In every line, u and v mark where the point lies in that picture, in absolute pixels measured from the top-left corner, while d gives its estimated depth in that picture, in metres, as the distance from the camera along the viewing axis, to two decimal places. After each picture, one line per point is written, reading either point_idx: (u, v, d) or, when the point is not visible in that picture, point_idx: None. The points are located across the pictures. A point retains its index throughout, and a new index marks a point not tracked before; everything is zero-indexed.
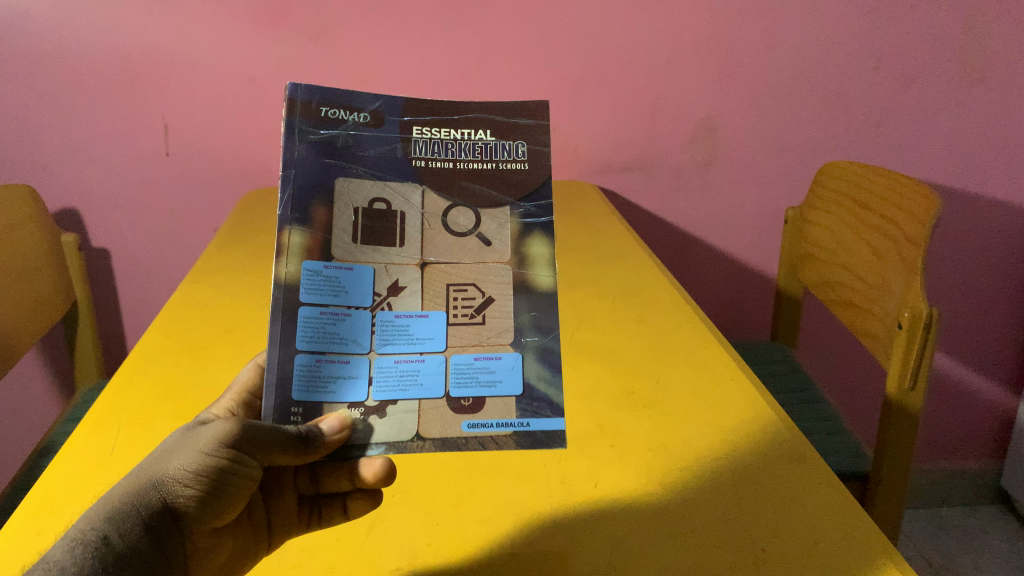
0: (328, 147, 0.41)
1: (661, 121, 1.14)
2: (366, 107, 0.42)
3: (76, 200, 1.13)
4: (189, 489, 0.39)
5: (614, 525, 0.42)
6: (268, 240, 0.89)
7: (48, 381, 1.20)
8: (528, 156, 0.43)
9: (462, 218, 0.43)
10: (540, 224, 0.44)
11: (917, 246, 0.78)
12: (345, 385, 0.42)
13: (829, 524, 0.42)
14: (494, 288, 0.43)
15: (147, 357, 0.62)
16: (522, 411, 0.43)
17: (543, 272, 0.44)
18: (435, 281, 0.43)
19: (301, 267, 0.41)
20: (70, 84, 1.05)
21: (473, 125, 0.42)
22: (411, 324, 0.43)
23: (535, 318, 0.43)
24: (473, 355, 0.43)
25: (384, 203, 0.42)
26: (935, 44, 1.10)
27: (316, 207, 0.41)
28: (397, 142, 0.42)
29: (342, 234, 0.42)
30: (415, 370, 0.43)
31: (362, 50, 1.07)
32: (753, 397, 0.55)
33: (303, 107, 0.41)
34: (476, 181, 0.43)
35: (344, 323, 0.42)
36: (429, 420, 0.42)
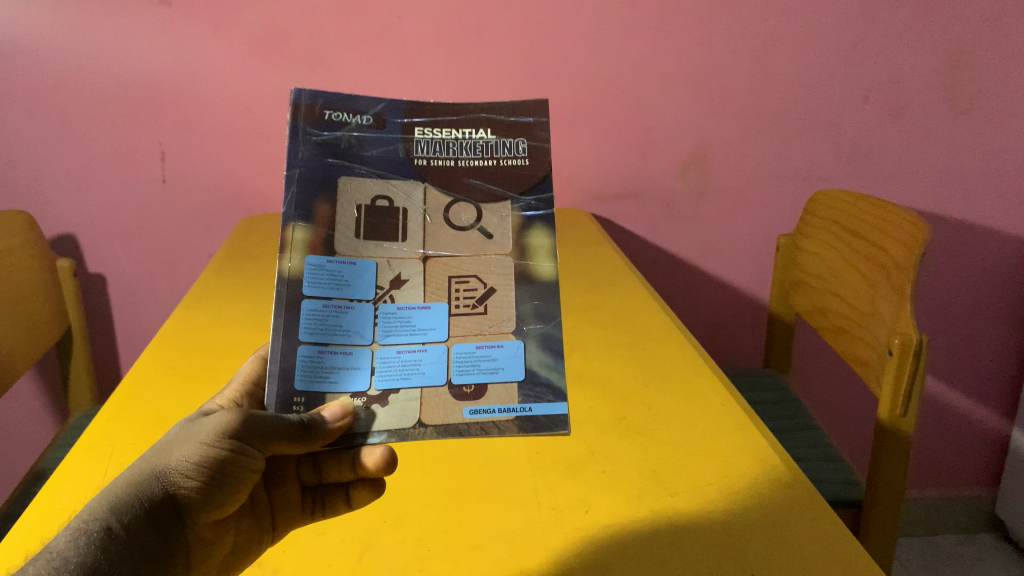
0: (332, 149, 0.43)
1: (653, 150, 1.16)
2: (368, 109, 0.44)
3: (72, 227, 1.13)
4: (190, 479, 0.39)
5: (606, 552, 0.43)
6: (264, 266, 0.90)
7: (40, 408, 1.19)
8: (528, 152, 0.45)
9: (463, 213, 0.45)
10: (540, 216, 0.45)
11: (906, 272, 0.79)
12: (348, 376, 0.43)
13: (819, 551, 0.42)
14: (496, 278, 0.45)
15: (141, 382, 0.62)
16: (523, 395, 0.44)
17: (544, 262, 0.45)
18: (436, 273, 0.44)
19: (304, 262, 0.43)
20: (69, 111, 1.06)
21: (474, 125, 0.44)
22: (412, 316, 0.45)
23: (537, 306, 0.45)
24: (475, 343, 0.45)
25: (386, 200, 0.44)
26: (922, 76, 1.12)
27: (320, 204, 0.43)
28: (399, 141, 0.44)
29: (345, 230, 0.44)
30: (417, 359, 0.44)
31: (359, 81, 1.08)
32: (745, 424, 0.55)
33: (307, 110, 0.43)
34: (478, 177, 0.45)
35: (347, 316, 0.44)
36: (431, 407, 0.43)
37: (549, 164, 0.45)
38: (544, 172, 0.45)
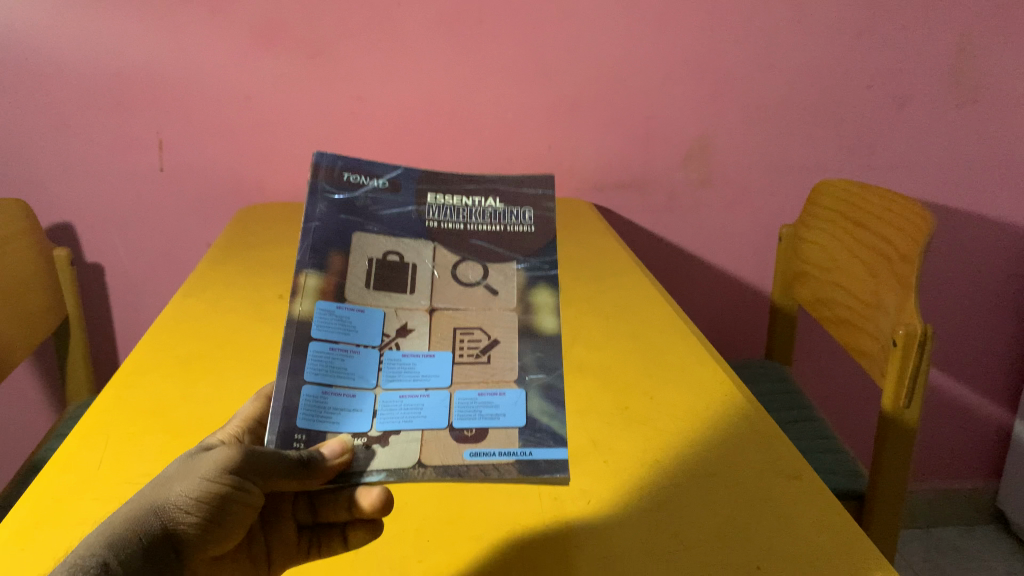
0: (348, 207, 0.44)
1: (655, 140, 1.15)
2: (385, 175, 0.45)
3: (69, 215, 1.12)
4: (190, 515, 0.38)
5: (606, 540, 0.42)
6: (263, 256, 0.89)
7: (38, 398, 1.19)
8: (535, 221, 0.47)
9: (471, 271, 0.45)
10: (545, 277, 0.45)
11: (910, 263, 0.79)
12: (350, 418, 0.41)
13: (823, 542, 0.42)
14: (500, 331, 0.44)
15: (138, 372, 0.61)
16: (524, 440, 0.42)
17: (547, 318, 0.45)
18: (443, 324, 0.44)
19: (314, 306, 0.42)
20: (65, 99, 1.05)
21: (484, 195, 0.46)
22: (416, 362, 0.43)
23: (540, 357, 0.44)
24: (478, 390, 0.43)
25: (397, 256, 0.44)
26: (926, 67, 1.11)
27: (334, 256, 0.43)
28: (412, 206, 0.45)
29: (355, 280, 0.43)
30: (419, 404, 0.43)
31: (360, 68, 1.07)
32: (747, 413, 0.54)
33: (327, 172, 0.44)
34: (486, 241, 0.46)
35: (352, 360, 0.42)
36: (431, 450, 0.41)
37: (554, 232, 0.46)
38: (550, 238, 0.46)
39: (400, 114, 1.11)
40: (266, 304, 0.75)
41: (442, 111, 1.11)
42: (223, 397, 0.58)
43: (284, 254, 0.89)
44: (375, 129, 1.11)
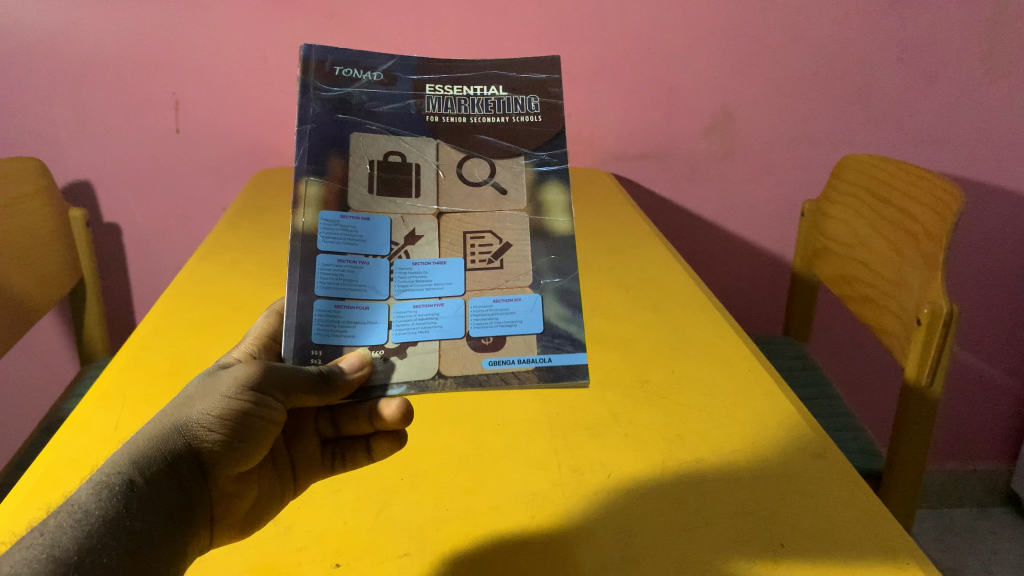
0: (343, 104, 0.42)
1: (678, 110, 1.13)
2: (379, 66, 0.43)
3: (85, 176, 1.12)
4: (212, 432, 0.37)
5: (625, 514, 0.41)
6: (279, 219, 0.88)
7: (54, 359, 1.19)
8: (540, 109, 0.44)
9: (477, 169, 0.44)
10: (554, 171, 0.44)
11: (937, 240, 0.77)
12: (365, 330, 0.42)
13: (848, 521, 0.41)
14: (511, 234, 0.43)
15: (154, 333, 0.61)
16: (543, 346, 0.42)
17: (559, 218, 0.43)
18: (451, 230, 0.43)
19: (318, 216, 0.42)
20: (82, 58, 1.03)
21: (485, 81, 0.43)
22: (428, 271, 0.43)
23: (554, 261, 0.43)
24: (494, 297, 0.43)
25: (399, 156, 0.43)
26: (960, 38, 1.08)
27: (332, 160, 0.42)
28: (411, 98, 0.43)
29: (358, 186, 0.42)
30: (434, 313, 0.42)
31: (379, 32, 1.06)
32: (772, 390, 0.53)
33: (318, 67, 0.42)
34: (489, 134, 0.44)
35: (362, 271, 0.42)
36: (450, 359, 0.42)
37: (560, 120, 0.44)
38: (556, 128, 0.44)
39: None
40: (283, 267, 0.75)
41: None
42: None
43: None
44: None
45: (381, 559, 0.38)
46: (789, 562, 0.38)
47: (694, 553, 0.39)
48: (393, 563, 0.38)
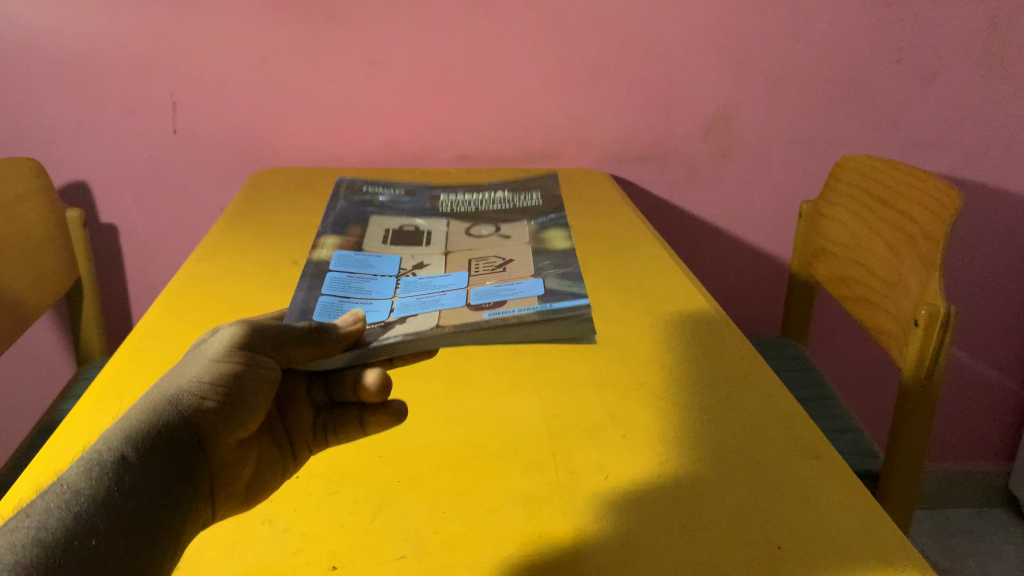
0: (367, 203, 0.62)
1: (676, 111, 1.13)
2: (398, 188, 0.65)
3: (82, 177, 1.11)
4: (206, 396, 0.36)
5: (622, 516, 0.41)
6: (277, 219, 0.88)
7: (51, 360, 1.19)
8: (539, 199, 0.63)
9: (481, 228, 0.58)
10: (542, 222, 0.58)
11: (935, 241, 0.78)
12: (370, 313, 0.46)
13: (846, 523, 0.41)
14: (507, 255, 0.52)
15: (152, 333, 0.61)
16: (544, 299, 0.44)
17: (550, 244, 0.54)
18: (456, 258, 0.53)
19: (336, 254, 0.54)
20: (78, 59, 1.03)
21: (486, 190, 0.66)
22: (432, 280, 0.50)
23: (545, 264, 0.50)
24: (496, 283, 0.48)
25: (410, 225, 0.58)
26: (958, 39, 1.08)
27: (353, 228, 0.57)
28: (427, 200, 0.64)
29: (373, 239, 0.56)
30: (438, 296, 0.47)
31: (377, 32, 1.05)
32: (770, 392, 0.53)
33: (348, 189, 0.65)
34: (489, 212, 0.61)
35: (371, 283, 0.50)
36: (450, 317, 0.43)
37: (557, 201, 0.62)
38: (551, 204, 0.62)
39: (416, 79, 1.09)
40: (280, 269, 0.74)
41: (459, 77, 1.09)
42: None
43: (298, 220, 0.88)
44: (391, 94, 1.10)
45: (378, 561, 0.38)
46: (786, 565, 0.38)
47: (690, 554, 0.39)
48: (391, 566, 0.38)
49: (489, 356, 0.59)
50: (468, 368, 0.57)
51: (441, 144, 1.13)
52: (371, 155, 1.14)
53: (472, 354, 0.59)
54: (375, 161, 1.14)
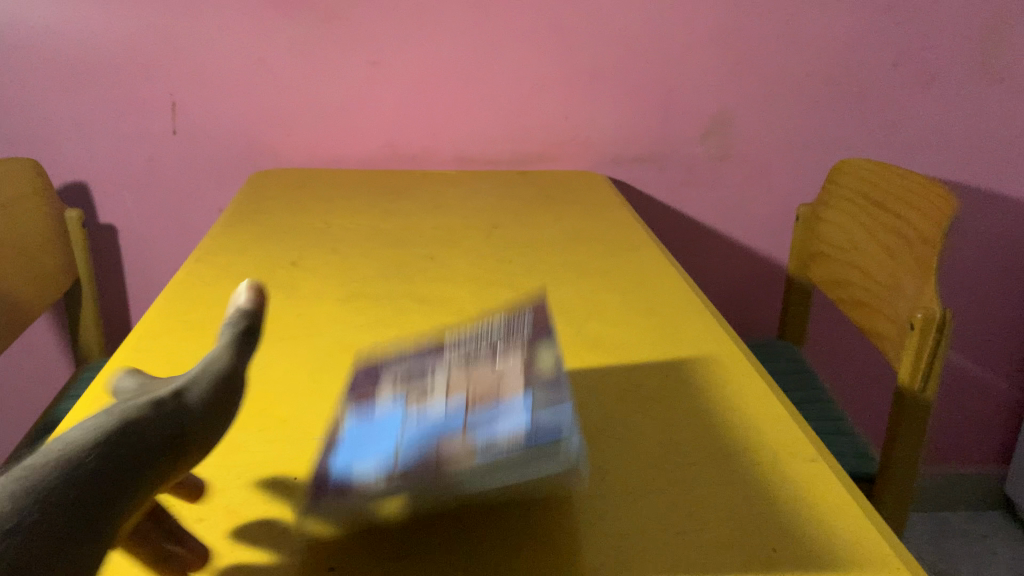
0: (377, 366, 0.55)
1: (675, 114, 1.13)
2: (409, 347, 0.58)
3: (79, 177, 1.11)
4: (207, 385, 0.35)
5: (619, 517, 0.42)
6: (274, 222, 0.88)
7: (47, 362, 1.18)
8: (531, 319, 0.55)
9: (477, 362, 0.51)
10: (543, 344, 0.51)
11: (931, 245, 0.78)
12: (373, 463, 0.42)
13: (840, 525, 0.41)
14: (504, 386, 0.47)
15: (150, 335, 0.61)
16: (527, 433, 0.41)
17: (543, 365, 0.48)
18: (453, 397, 0.47)
19: (348, 423, 0.48)
20: (79, 58, 1.03)
21: (486, 321, 0.57)
22: (431, 423, 0.45)
23: (539, 393, 0.45)
24: (490, 419, 0.44)
25: (416, 376, 0.51)
26: (955, 44, 1.09)
27: (365, 393, 0.51)
28: (431, 350, 0.56)
29: (382, 399, 0.50)
30: (435, 441, 0.43)
31: (377, 34, 1.06)
32: (766, 395, 0.53)
33: (363, 358, 0.57)
34: (488, 342, 0.54)
35: (376, 435, 0.45)
36: (447, 465, 0.40)
37: (546, 318, 0.54)
38: (545, 322, 0.54)
39: (416, 81, 1.09)
40: (279, 271, 0.74)
41: (459, 79, 1.09)
42: None
43: (297, 222, 0.88)
44: (391, 96, 1.10)
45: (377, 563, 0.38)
46: (781, 566, 0.38)
47: (685, 557, 0.39)
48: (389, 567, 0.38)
49: None
50: None
51: (441, 146, 1.13)
52: (370, 157, 1.14)
53: None
54: (374, 163, 1.14)
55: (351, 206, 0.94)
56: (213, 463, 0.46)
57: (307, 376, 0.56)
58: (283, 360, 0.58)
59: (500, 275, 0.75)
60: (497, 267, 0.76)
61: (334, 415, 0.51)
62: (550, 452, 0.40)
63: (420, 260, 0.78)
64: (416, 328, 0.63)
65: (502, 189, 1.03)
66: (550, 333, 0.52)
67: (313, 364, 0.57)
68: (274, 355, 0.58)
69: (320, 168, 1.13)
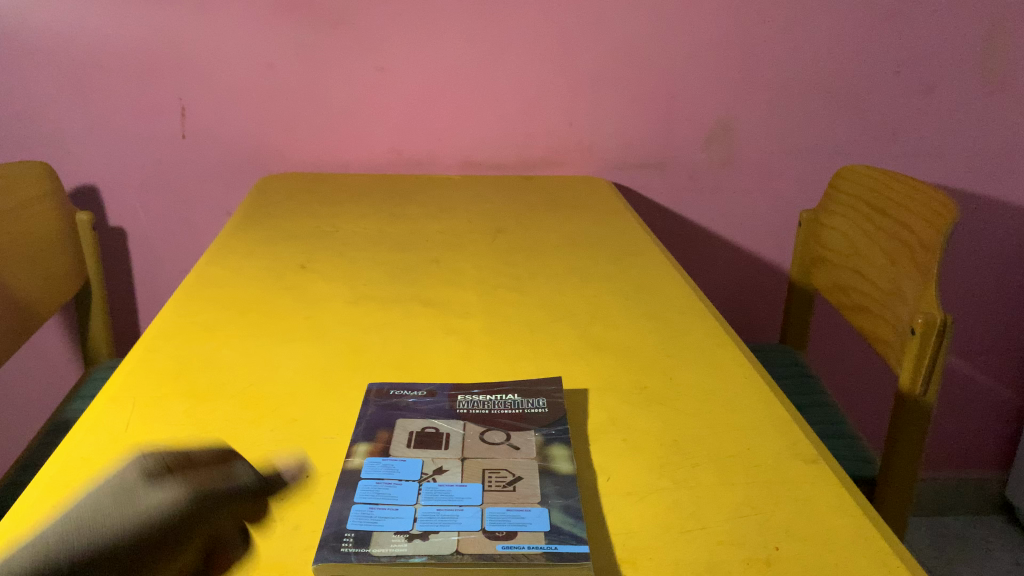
0: (391, 403, 0.52)
1: (678, 120, 1.14)
2: (423, 388, 0.54)
3: (88, 181, 1.12)
4: None
5: (623, 517, 0.43)
6: (282, 226, 0.89)
7: (55, 364, 1.19)
8: (547, 404, 0.52)
9: (495, 435, 0.49)
10: (559, 435, 0.49)
11: (932, 251, 0.79)
12: (391, 522, 0.41)
13: (839, 526, 0.42)
14: (522, 470, 0.45)
15: (162, 337, 0.62)
16: (551, 537, 0.40)
17: (562, 463, 0.46)
18: (473, 467, 0.46)
19: (365, 460, 0.46)
20: (90, 63, 1.05)
21: (501, 387, 0.55)
22: (451, 489, 0.43)
23: (558, 488, 0.44)
24: (508, 506, 0.42)
25: (433, 428, 0.49)
26: (955, 52, 1.10)
27: (380, 432, 0.49)
28: (445, 400, 0.53)
29: (398, 443, 0.48)
30: (454, 514, 0.41)
31: (383, 40, 1.07)
32: (767, 397, 0.54)
33: (376, 392, 0.54)
34: (504, 414, 0.51)
35: (395, 487, 0.43)
36: (468, 541, 0.39)
37: (564, 409, 0.52)
38: (560, 412, 0.52)
39: (422, 87, 1.10)
40: (288, 274, 0.75)
41: (464, 85, 1.11)
42: (249, 362, 0.59)
43: (305, 225, 0.89)
44: (397, 101, 1.11)
45: None
46: (782, 565, 0.39)
47: (689, 556, 0.40)
48: None
49: (493, 360, 0.60)
50: (473, 372, 0.58)
51: (446, 151, 1.14)
52: (376, 161, 1.15)
53: (476, 359, 0.60)
54: (380, 167, 1.15)
55: (357, 210, 0.95)
56: (227, 461, 0.47)
57: (317, 378, 0.57)
58: (294, 361, 0.59)
59: (505, 278, 0.76)
60: (502, 271, 0.77)
61: (345, 415, 0.52)
62: (570, 557, 0.39)
63: (426, 263, 0.79)
64: (422, 332, 0.64)
65: (506, 194, 1.04)
66: (570, 434, 0.49)
67: (324, 365, 0.58)
68: (284, 356, 0.59)
69: (326, 172, 1.14)
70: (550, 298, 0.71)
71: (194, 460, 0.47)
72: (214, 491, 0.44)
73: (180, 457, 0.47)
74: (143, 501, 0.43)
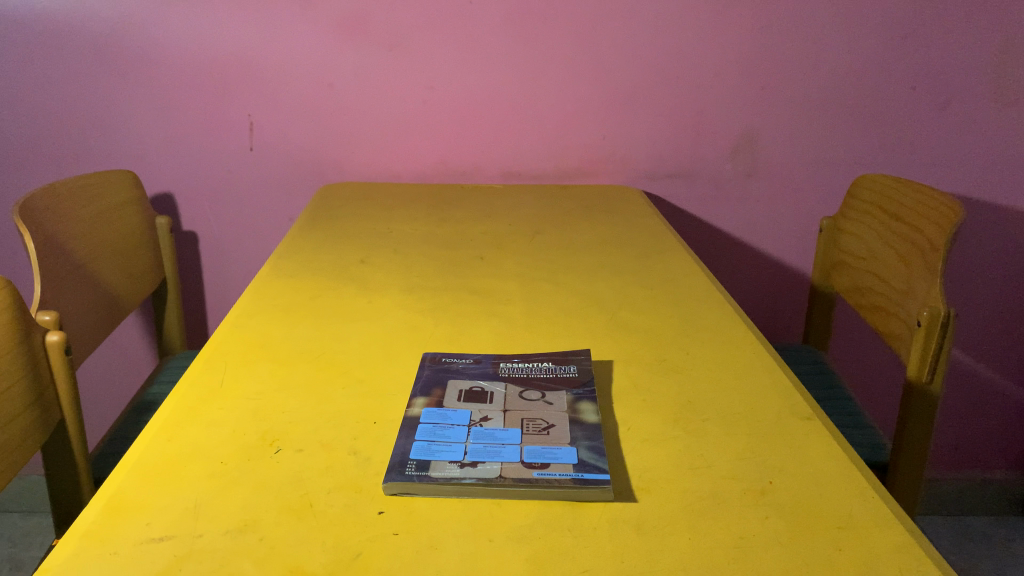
0: (443, 368, 0.61)
1: (706, 133, 1.22)
2: (470, 357, 0.63)
3: (165, 190, 1.23)
4: None
5: (641, 457, 0.50)
6: (341, 227, 0.98)
7: (131, 355, 1.30)
8: (578, 370, 0.60)
9: (532, 393, 0.57)
10: (588, 395, 0.57)
11: (939, 251, 0.86)
12: (446, 453, 0.49)
13: (828, 465, 0.49)
14: (555, 419, 0.53)
15: (246, 315, 0.71)
16: (579, 467, 0.48)
17: (590, 414, 0.54)
18: (513, 416, 0.54)
19: (423, 409, 0.55)
20: (171, 83, 1.17)
21: (538, 357, 0.63)
22: (494, 432, 0.52)
23: (585, 433, 0.52)
24: (542, 445, 0.50)
25: (479, 387, 0.58)
26: (970, 68, 1.16)
27: (435, 390, 0.57)
28: (489, 366, 0.61)
29: (450, 398, 0.56)
30: (497, 449, 0.50)
31: (432, 60, 1.17)
32: (773, 369, 0.62)
33: (431, 359, 0.63)
34: (541, 377, 0.59)
35: (449, 430, 0.52)
36: (509, 469, 0.48)
37: (592, 374, 0.60)
38: (588, 376, 0.60)
39: (467, 104, 1.20)
40: (349, 267, 0.85)
41: (504, 100, 1.20)
42: (319, 336, 0.67)
43: (363, 227, 0.98)
44: (444, 116, 1.21)
45: None
46: (775, 492, 0.47)
47: (695, 486, 0.47)
48: None
49: (532, 338, 0.68)
50: (514, 346, 0.66)
51: (488, 162, 1.24)
52: (424, 172, 1.24)
53: (517, 336, 0.68)
54: (427, 177, 1.25)
55: (409, 214, 1.04)
56: (308, 410, 0.55)
57: (378, 349, 0.65)
58: (360, 335, 0.68)
59: (543, 273, 0.84)
60: (539, 266, 0.86)
61: (405, 377, 0.60)
62: (594, 482, 0.46)
63: (472, 259, 0.88)
64: (468, 315, 0.72)
65: (544, 201, 1.12)
66: (597, 394, 0.57)
67: (385, 340, 0.67)
68: (350, 332, 0.68)
69: (379, 183, 1.24)
70: (582, 288, 0.79)
71: (280, 408, 0.56)
72: (298, 431, 0.53)
73: (268, 406, 0.56)
74: (242, 437, 0.52)
